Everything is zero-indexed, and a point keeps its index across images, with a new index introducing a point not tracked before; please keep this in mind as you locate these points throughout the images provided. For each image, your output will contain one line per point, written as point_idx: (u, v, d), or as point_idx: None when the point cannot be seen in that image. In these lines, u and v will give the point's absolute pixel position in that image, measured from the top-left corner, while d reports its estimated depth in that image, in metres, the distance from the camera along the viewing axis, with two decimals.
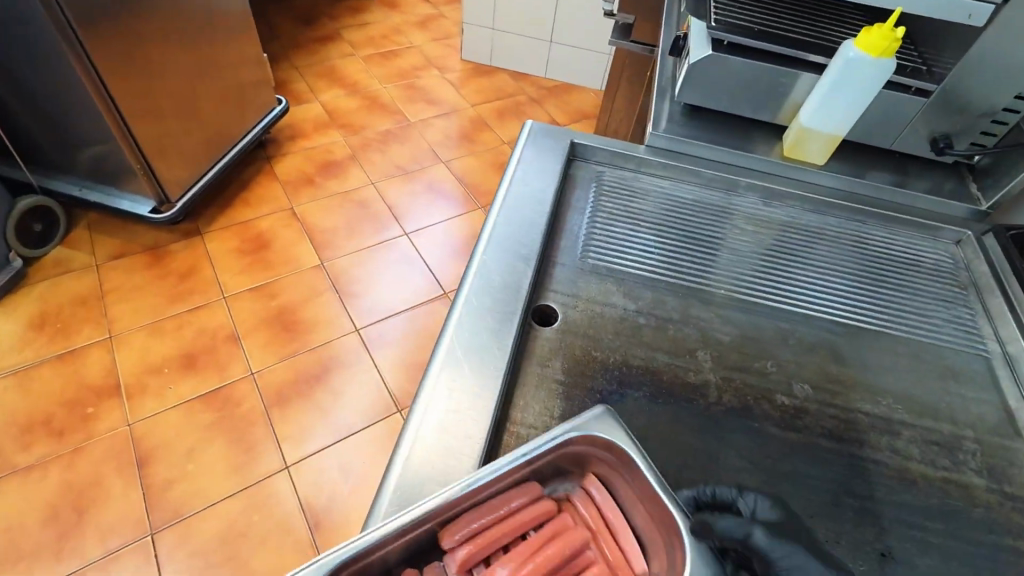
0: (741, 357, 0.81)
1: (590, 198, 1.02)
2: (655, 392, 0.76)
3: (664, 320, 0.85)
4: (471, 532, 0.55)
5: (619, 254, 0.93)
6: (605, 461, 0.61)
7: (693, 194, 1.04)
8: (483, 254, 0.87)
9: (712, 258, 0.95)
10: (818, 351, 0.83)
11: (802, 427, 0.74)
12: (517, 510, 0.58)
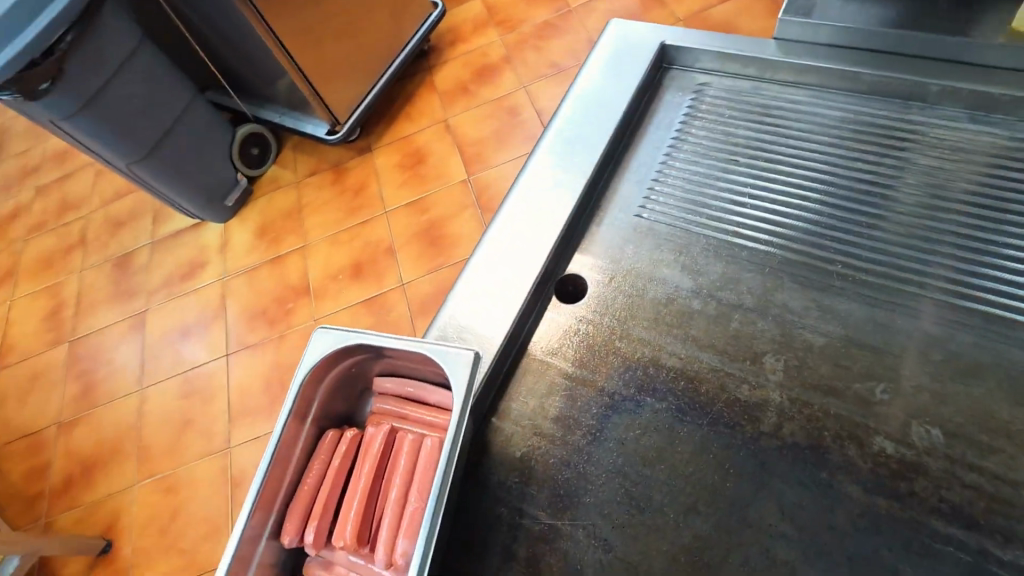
0: (836, 372, 0.57)
1: (676, 121, 0.77)
2: (683, 405, 0.59)
3: (730, 305, 0.63)
4: (301, 511, 0.58)
5: (694, 203, 0.70)
6: (364, 363, 0.63)
7: (842, 112, 0.71)
8: (510, 206, 0.73)
9: (843, 212, 0.65)
10: (981, 379, 0.54)
11: (905, 494, 0.51)
12: (330, 450, 0.61)
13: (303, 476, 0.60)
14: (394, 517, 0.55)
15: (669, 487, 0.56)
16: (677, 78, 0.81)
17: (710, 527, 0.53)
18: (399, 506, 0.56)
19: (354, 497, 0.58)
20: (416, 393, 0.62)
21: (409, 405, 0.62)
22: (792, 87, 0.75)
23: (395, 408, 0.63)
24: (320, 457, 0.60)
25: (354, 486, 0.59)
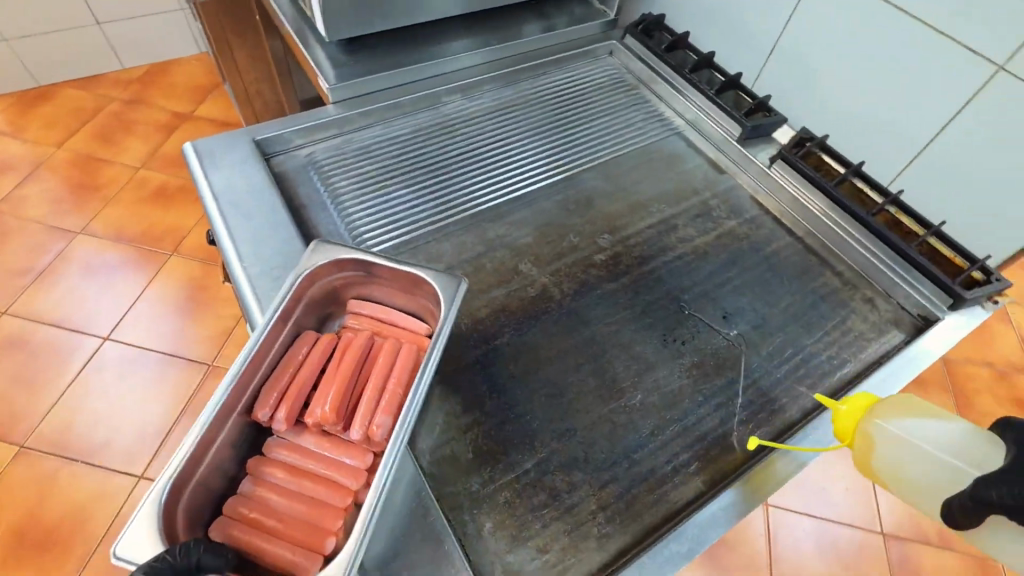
0: (710, 272, 0.69)
1: (473, 113, 0.83)
2: (621, 327, 0.62)
3: (611, 240, 0.70)
4: (273, 384, 0.52)
5: (515, 176, 0.76)
6: (355, 278, 0.61)
7: (616, 90, 0.90)
8: (344, 204, 0.69)
9: (641, 157, 0.82)
10: (789, 253, 0.72)
11: (794, 343, 0.64)
12: (308, 349, 0.56)
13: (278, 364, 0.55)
14: (377, 402, 0.52)
15: (657, 406, 0.57)
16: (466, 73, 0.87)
17: (685, 423, 0.56)
18: (378, 394, 0.52)
19: (325, 390, 0.52)
20: (389, 314, 0.60)
21: (385, 323, 0.60)
22: (574, 73, 0.92)
23: (372, 322, 0.60)
24: (294, 353, 0.55)
25: (332, 372, 0.54)
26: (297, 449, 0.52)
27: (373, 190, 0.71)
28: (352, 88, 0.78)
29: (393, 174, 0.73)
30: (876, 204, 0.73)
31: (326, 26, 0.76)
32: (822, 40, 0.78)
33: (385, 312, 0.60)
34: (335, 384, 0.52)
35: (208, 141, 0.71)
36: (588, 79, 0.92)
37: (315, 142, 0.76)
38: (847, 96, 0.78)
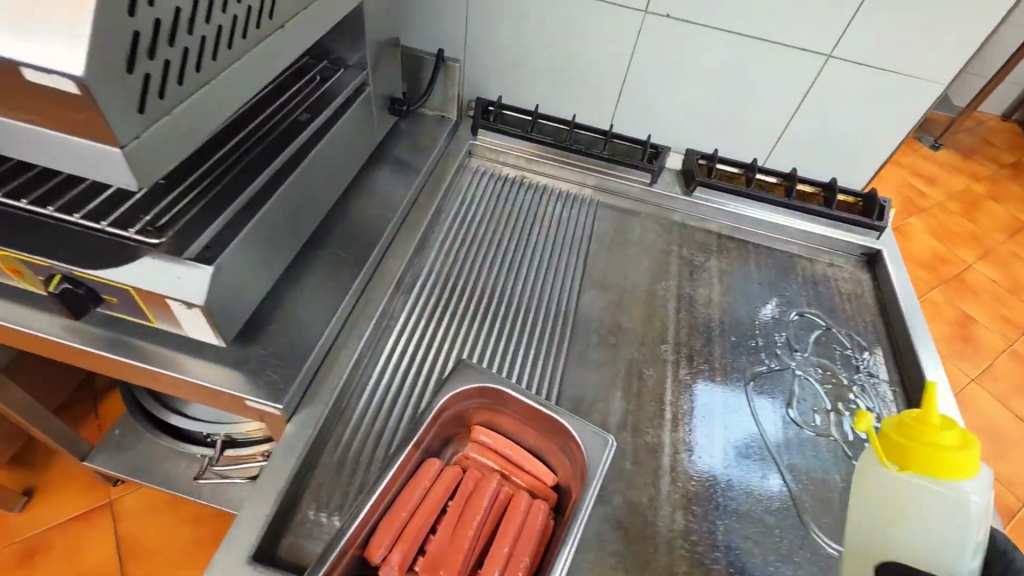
0: (753, 324, 0.71)
1: (429, 305, 0.66)
2: (767, 434, 0.61)
3: (672, 354, 0.66)
4: (408, 524, 0.49)
5: (537, 357, 0.64)
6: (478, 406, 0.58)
7: (517, 190, 0.83)
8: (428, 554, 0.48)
9: (603, 245, 0.78)
10: (764, 265, 0.79)
11: (842, 340, 0.72)
12: (436, 481, 0.53)
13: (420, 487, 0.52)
14: (501, 567, 0.48)
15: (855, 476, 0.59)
16: (389, 261, 0.67)
17: None
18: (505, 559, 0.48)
19: (458, 542, 0.49)
20: (515, 453, 0.57)
21: (508, 462, 0.56)
22: (467, 191, 0.81)
23: (498, 459, 0.57)
24: (425, 477, 0.52)
25: (471, 509, 0.51)
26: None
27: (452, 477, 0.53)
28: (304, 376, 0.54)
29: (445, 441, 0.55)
30: (781, 184, 0.85)
31: (216, 327, 0.48)
32: (664, 74, 0.81)
33: (511, 448, 0.57)
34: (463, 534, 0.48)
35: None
36: (480, 189, 0.82)
37: (317, 484, 0.51)
38: (705, 113, 0.85)
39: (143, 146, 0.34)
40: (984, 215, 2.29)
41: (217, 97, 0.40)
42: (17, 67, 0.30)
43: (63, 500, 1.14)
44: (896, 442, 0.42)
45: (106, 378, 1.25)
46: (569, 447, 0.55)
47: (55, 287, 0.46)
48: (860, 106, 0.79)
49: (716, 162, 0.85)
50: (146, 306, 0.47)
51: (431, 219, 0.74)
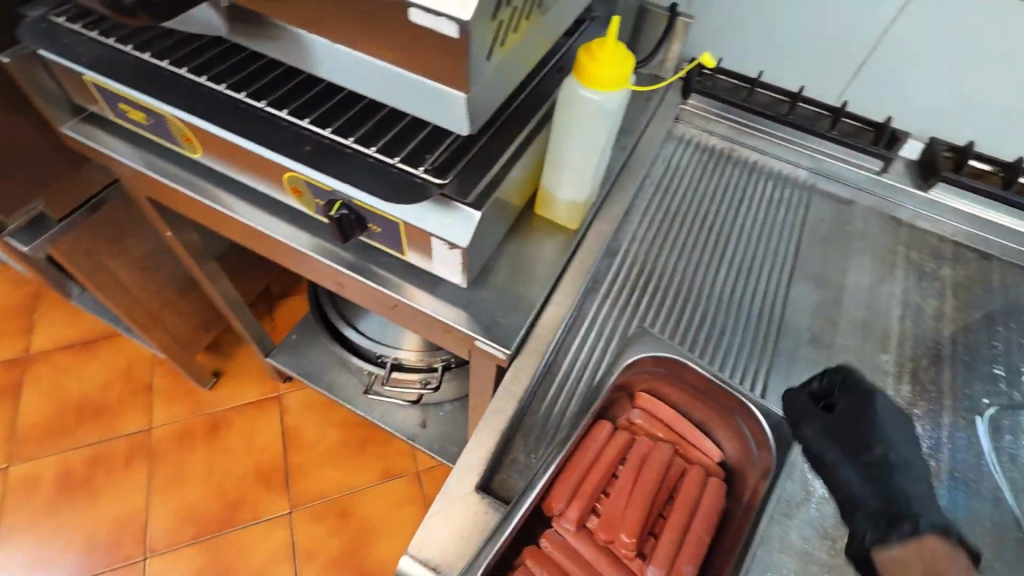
0: (988, 349, 0.63)
1: (630, 274, 0.65)
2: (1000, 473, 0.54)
3: (894, 367, 0.60)
4: (576, 486, 0.44)
5: (741, 346, 0.61)
6: (651, 375, 0.50)
7: (721, 164, 0.78)
8: None
9: (817, 237, 0.71)
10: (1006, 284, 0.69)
11: None
12: (601, 448, 0.47)
13: (584, 451, 0.46)
14: (680, 548, 0.42)
15: None
16: (598, 224, 0.65)
17: None
18: (682, 538, 0.43)
19: (633, 514, 0.43)
20: (686, 427, 0.49)
21: (680, 430, 0.49)
22: (669, 159, 0.77)
23: (665, 426, 0.49)
24: (589, 449, 0.46)
25: (642, 483, 0.45)
26: (577, 562, 0.43)
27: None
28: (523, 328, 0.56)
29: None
30: None
31: (465, 269, 0.50)
32: (929, 47, 0.71)
33: (679, 420, 0.49)
34: (637, 511, 0.43)
35: (431, 538, 0.46)
36: (685, 159, 0.77)
37: (531, 429, 0.53)
38: (963, 99, 0.73)
39: (478, 93, 0.35)
40: None
41: (528, 47, 0.40)
42: (406, 9, 0.31)
43: (241, 385, 1.31)
44: (591, 67, 0.46)
45: (281, 287, 1.39)
46: (751, 428, 0.46)
47: (334, 211, 0.50)
48: None
49: (969, 159, 0.73)
50: (407, 240, 0.50)
51: (637, 185, 0.71)
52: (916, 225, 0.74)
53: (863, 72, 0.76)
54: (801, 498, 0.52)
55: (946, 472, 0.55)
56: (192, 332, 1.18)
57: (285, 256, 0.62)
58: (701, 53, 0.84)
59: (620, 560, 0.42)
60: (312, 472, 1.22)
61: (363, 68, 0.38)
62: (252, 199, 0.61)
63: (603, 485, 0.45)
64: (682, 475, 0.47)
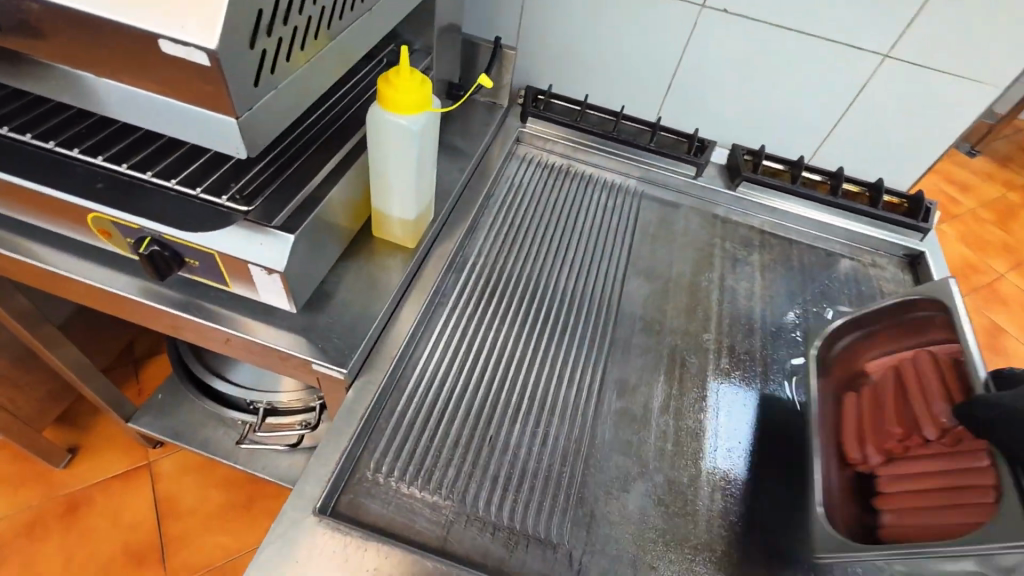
0: (791, 319, 0.72)
1: (476, 286, 0.68)
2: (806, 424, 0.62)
3: (715, 344, 0.68)
4: (854, 436, 0.55)
5: (582, 341, 0.65)
6: (882, 337, 0.60)
7: (561, 178, 0.84)
8: (477, 520, 0.50)
9: (647, 236, 0.79)
10: (805, 262, 0.80)
11: None
12: (851, 412, 0.57)
13: (839, 408, 0.59)
14: (935, 425, 0.49)
15: None
16: (441, 242, 0.68)
17: None
18: (944, 428, 0.49)
19: (893, 420, 0.52)
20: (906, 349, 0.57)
21: (909, 341, 0.57)
22: (512, 178, 0.82)
23: (895, 350, 0.58)
24: (846, 410, 0.58)
25: (885, 397, 0.54)
26: (895, 483, 0.51)
27: (508, 447, 0.55)
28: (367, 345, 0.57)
29: (498, 413, 0.57)
30: (826, 183, 0.85)
31: (291, 294, 0.50)
32: (716, 68, 0.82)
33: (913, 358, 0.55)
34: (887, 415, 0.53)
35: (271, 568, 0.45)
36: (527, 176, 0.83)
37: (381, 444, 0.53)
38: (751, 110, 0.86)
39: (253, 117, 0.36)
40: (1017, 225, 2.26)
41: (313, 76, 0.42)
42: (154, 38, 0.32)
43: (105, 458, 1.19)
44: (391, 97, 0.49)
45: (146, 346, 1.30)
46: (925, 310, 0.56)
47: (143, 248, 0.48)
48: (914, 110, 0.80)
49: (762, 159, 0.85)
50: (226, 271, 0.49)
51: (480, 203, 0.75)
52: (728, 219, 0.84)
53: (670, 92, 0.87)
54: (637, 472, 0.56)
55: (771, 434, 0.61)
56: (36, 406, 1.06)
57: (106, 304, 0.59)
58: (534, 81, 0.92)
59: (914, 455, 0.51)
60: (193, 540, 1.12)
61: (135, 101, 0.38)
62: (63, 246, 0.57)
63: (880, 417, 0.54)
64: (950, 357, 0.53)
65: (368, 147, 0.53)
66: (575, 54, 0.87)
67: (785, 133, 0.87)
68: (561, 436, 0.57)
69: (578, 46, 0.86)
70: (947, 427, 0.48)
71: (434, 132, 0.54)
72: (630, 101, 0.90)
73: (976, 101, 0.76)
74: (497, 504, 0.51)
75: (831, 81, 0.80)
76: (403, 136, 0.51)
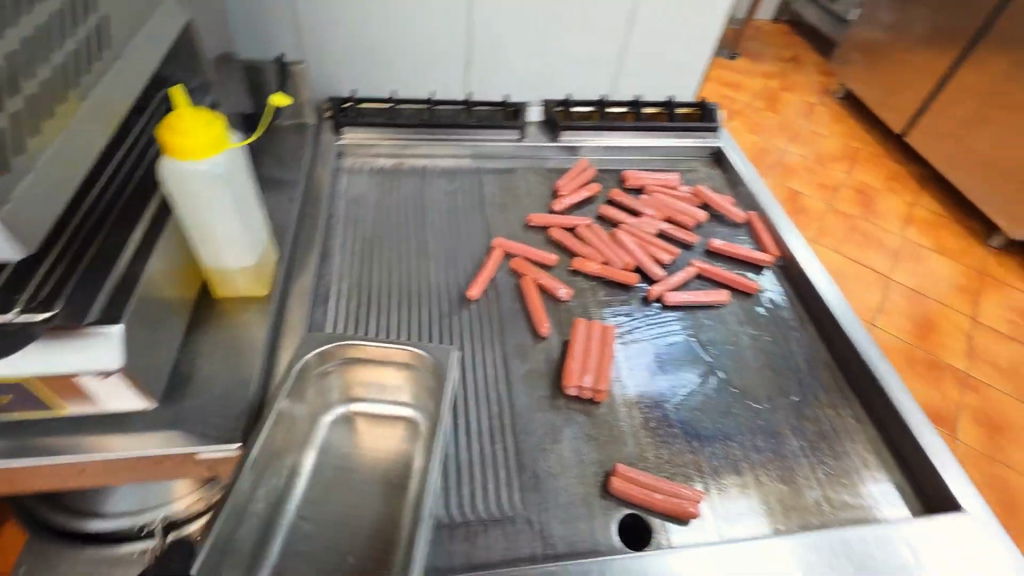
0: None
1: (349, 311, 0.65)
2: (684, 320, 0.69)
3: (588, 281, 0.72)
4: (604, 242, 0.76)
5: (472, 328, 0.65)
6: (651, 202, 0.83)
7: (398, 180, 0.83)
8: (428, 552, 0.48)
9: (495, 209, 0.81)
10: None
11: (714, 230, 0.83)
12: (606, 235, 0.77)
13: (600, 229, 0.78)
14: (654, 267, 0.74)
15: (758, 336, 0.69)
16: (297, 279, 0.64)
17: (773, 325, 0.70)
18: (663, 275, 0.73)
19: (635, 254, 0.74)
20: (673, 216, 0.81)
21: (667, 212, 0.82)
22: (347, 194, 0.79)
23: (661, 210, 0.82)
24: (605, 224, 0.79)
25: (643, 234, 0.78)
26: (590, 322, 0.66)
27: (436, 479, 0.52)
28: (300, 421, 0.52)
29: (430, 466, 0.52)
30: (630, 113, 0.94)
31: (145, 390, 0.45)
32: (502, 35, 0.86)
33: (662, 224, 0.80)
34: (633, 248, 0.75)
35: None
36: (363, 187, 0.81)
37: (315, 512, 0.48)
38: (547, 66, 0.92)
39: (13, 207, 0.31)
40: (783, 108, 2.71)
41: (74, 145, 0.36)
42: None
43: None
44: (175, 143, 0.44)
45: None
46: (693, 214, 0.82)
47: None
48: (677, 31, 0.90)
49: (570, 107, 0.91)
50: (54, 395, 0.43)
51: (323, 226, 0.72)
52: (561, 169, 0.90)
53: (470, 67, 0.89)
54: (561, 421, 0.58)
55: (659, 339, 0.67)
56: None
57: None
58: (337, 92, 0.89)
59: (622, 271, 0.73)
60: None
61: None
62: None
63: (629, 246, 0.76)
64: (672, 237, 0.79)
65: (170, 204, 0.48)
66: (368, 55, 0.85)
67: (582, 79, 0.95)
68: (483, 419, 0.57)
69: (368, 48, 0.84)
70: (658, 273, 0.73)
71: (240, 170, 0.49)
72: (438, 87, 0.91)
73: (719, 11, 0.89)
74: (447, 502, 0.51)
75: (604, 22, 0.88)
76: (203, 181, 0.46)
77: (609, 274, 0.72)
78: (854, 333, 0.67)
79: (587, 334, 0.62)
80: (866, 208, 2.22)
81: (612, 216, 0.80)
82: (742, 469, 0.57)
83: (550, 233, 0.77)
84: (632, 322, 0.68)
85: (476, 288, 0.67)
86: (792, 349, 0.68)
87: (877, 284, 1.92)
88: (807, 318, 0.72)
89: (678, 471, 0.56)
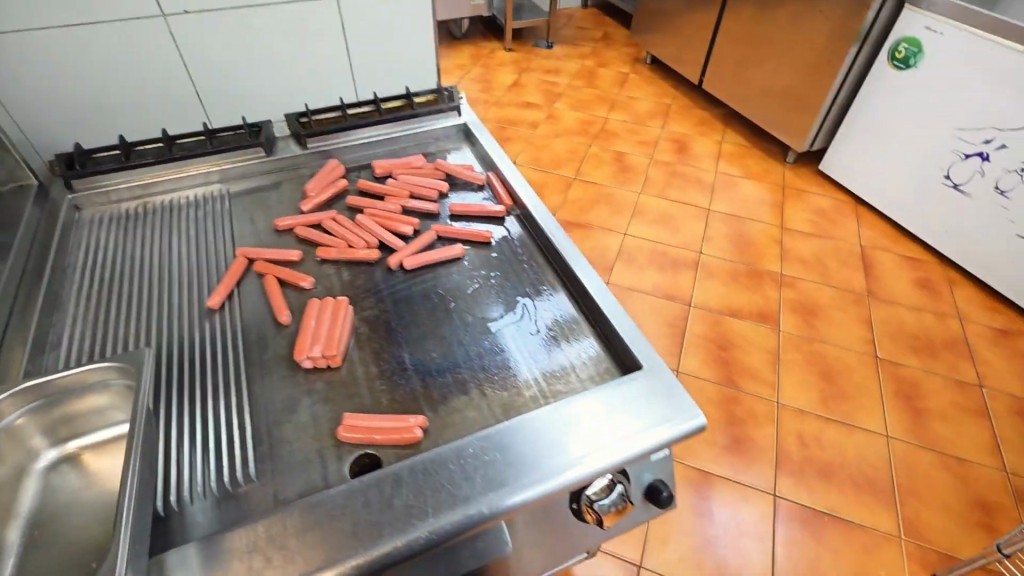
0: None
1: (81, 352, 0.65)
2: (424, 280, 0.77)
3: (335, 267, 0.78)
4: (349, 228, 0.82)
5: (213, 337, 0.68)
6: (397, 182, 0.90)
7: (142, 219, 0.84)
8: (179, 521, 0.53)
9: (245, 226, 0.84)
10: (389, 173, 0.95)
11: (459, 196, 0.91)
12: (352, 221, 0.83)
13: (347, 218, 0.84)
14: (395, 239, 0.80)
15: (494, 276, 0.78)
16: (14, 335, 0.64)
17: (506, 265, 0.79)
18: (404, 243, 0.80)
19: (377, 232, 0.81)
20: (416, 190, 0.89)
21: (411, 188, 0.89)
22: (84, 243, 0.79)
23: (405, 187, 0.89)
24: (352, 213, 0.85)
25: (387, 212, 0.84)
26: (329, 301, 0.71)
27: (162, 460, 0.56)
28: (6, 480, 0.55)
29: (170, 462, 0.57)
30: (373, 110, 1.01)
31: None
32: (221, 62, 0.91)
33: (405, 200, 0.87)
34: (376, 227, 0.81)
35: None
36: (102, 234, 0.81)
37: (46, 546, 0.54)
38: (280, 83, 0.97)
39: None
40: (600, 82, 2.94)
41: None
42: None
43: None
44: None
45: None
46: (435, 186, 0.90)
47: None
48: (390, 24, 1.01)
49: (311, 116, 0.97)
50: None
51: (50, 278, 0.72)
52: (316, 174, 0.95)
53: None
54: (300, 394, 0.62)
55: (400, 301, 0.74)
56: None
57: None
58: (68, 148, 0.89)
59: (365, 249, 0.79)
60: None
61: None
62: None
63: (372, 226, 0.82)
64: (416, 209, 0.87)
65: None
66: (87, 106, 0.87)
67: None
68: (222, 409, 0.60)
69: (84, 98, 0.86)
70: (399, 243, 0.80)
71: None
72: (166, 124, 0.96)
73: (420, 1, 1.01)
74: (195, 486, 0.54)
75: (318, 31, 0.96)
76: None
77: (352, 254, 0.77)
78: (566, 253, 0.77)
79: (320, 310, 0.68)
80: (682, 154, 2.46)
81: (359, 203, 0.86)
82: (469, 389, 0.64)
83: (298, 230, 0.81)
84: (376, 293, 0.75)
85: (216, 296, 0.70)
86: (521, 280, 0.78)
87: (699, 217, 2.14)
88: (538, 252, 0.82)
89: (409, 406, 0.62)
